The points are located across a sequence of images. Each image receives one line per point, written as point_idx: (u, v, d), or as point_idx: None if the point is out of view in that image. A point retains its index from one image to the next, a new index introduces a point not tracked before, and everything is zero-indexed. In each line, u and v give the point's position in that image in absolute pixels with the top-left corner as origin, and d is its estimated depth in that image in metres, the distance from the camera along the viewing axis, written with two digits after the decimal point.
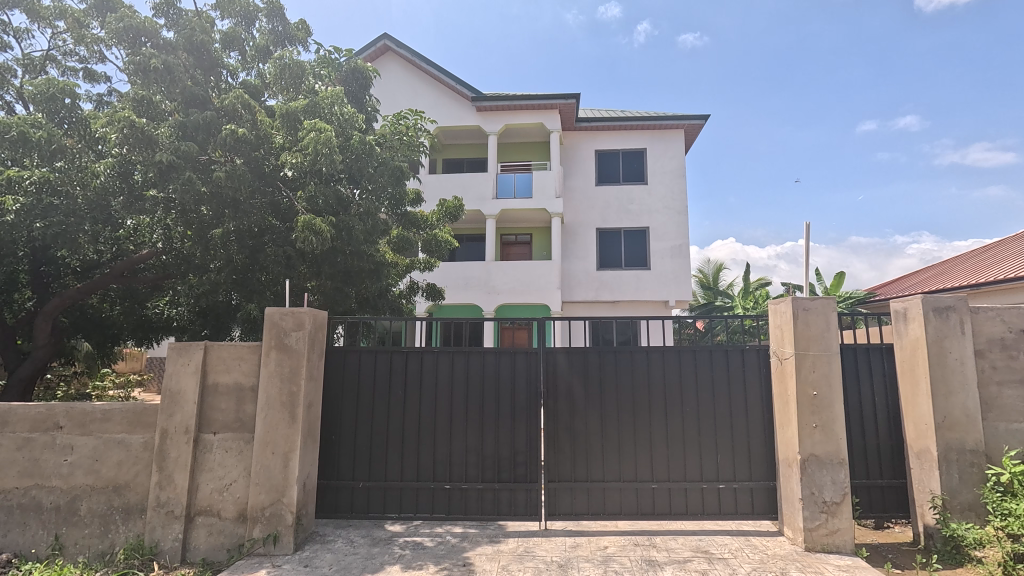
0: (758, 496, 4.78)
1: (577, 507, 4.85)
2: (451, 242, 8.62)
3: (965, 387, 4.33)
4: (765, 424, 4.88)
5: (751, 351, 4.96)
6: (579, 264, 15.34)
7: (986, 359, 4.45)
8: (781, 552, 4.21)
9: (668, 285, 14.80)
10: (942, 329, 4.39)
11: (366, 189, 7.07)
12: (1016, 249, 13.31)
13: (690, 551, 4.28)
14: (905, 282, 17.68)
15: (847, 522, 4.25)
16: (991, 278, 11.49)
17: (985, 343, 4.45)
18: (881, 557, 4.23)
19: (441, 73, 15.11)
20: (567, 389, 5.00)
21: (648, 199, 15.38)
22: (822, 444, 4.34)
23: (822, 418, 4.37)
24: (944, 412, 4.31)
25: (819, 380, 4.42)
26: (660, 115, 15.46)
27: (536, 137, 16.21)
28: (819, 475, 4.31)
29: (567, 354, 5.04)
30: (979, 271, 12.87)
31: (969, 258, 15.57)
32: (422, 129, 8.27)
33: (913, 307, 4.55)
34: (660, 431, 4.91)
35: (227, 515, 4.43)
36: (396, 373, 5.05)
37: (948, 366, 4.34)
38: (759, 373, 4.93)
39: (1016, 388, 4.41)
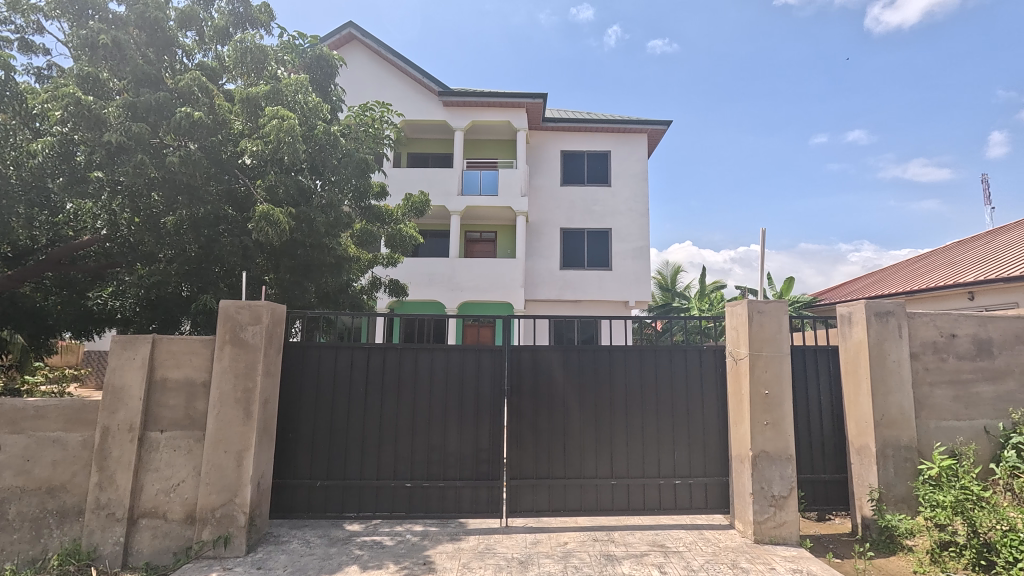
0: (712, 491, 4.96)
1: (538, 504, 4.90)
2: (416, 237, 8.43)
3: (901, 387, 4.63)
4: (720, 421, 5.05)
5: (708, 351, 5.14)
6: (543, 263, 15.43)
7: (922, 361, 4.76)
8: (732, 545, 4.38)
9: (630, 286, 15.14)
10: (882, 333, 4.67)
11: (329, 181, 6.86)
12: (947, 259, 14.30)
13: (647, 545, 4.40)
14: (847, 288, 18.69)
15: (793, 515, 4.47)
16: (925, 285, 12.29)
17: (920, 346, 4.77)
18: (822, 547, 4.46)
19: (408, 66, 14.88)
20: (531, 387, 5.03)
21: (611, 201, 15.67)
22: (772, 441, 4.54)
23: (773, 416, 4.58)
24: (882, 411, 4.59)
25: (770, 379, 4.61)
26: (625, 119, 15.76)
27: (502, 135, 16.20)
28: (769, 470, 4.51)
29: (531, 351, 5.08)
30: (915, 279, 13.74)
31: (906, 267, 16.63)
32: (388, 122, 8.09)
33: (857, 311, 4.81)
34: (621, 428, 5.01)
35: (174, 517, 4.23)
36: (357, 370, 4.94)
37: (887, 367, 4.63)
38: (716, 372, 5.11)
39: (945, 388, 4.75)
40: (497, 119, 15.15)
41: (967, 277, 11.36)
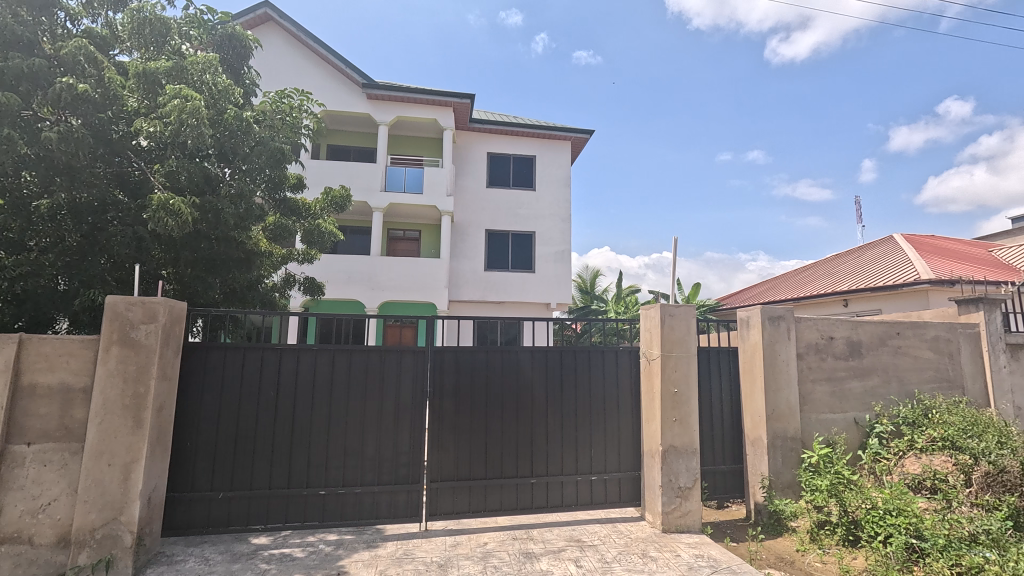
0: (625, 486, 5.22)
1: (458, 506, 4.88)
2: (335, 234, 8.08)
3: (789, 384, 5.15)
4: (634, 418, 5.32)
5: (624, 352, 5.40)
6: (467, 264, 15.38)
7: (806, 361, 5.33)
8: (642, 535, 4.63)
9: (551, 288, 15.53)
10: (774, 335, 5.17)
11: (239, 170, 6.38)
12: (827, 270, 16.10)
13: (564, 541, 4.53)
14: (745, 294, 20.46)
15: (696, 504, 4.81)
16: (809, 292, 13.75)
17: (805, 347, 5.33)
18: (721, 533, 4.84)
19: (331, 54, 14.24)
20: (452, 388, 4.99)
21: (535, 204, 15.97)
22: (680, 436, 4.86)
23: (680, 412, 4.90)
24: (773, 406, 5.08)
25: (679, 378, 4.94)
26: (550, 126, 16.17)
27: (428, 133, 15.97)
28: (676, 463, 4.82)
29: (454, 352, 5.04)
30: (801, 287, 15.32)
31: (793, 276, 18.52)
32: (308, 111, 7.68)
33: (753, 315, 5.28)
34: (541, 427, 5.12)
35: (43, 542, 3.73)
36: (267, 373, 4.64)
37: (778, 366, 5.13)
38: (630, 372, 5.38)
39: (824, 385, 5.35)
40: (423, 117, 14.90)
41: (842, 286, 12.86)
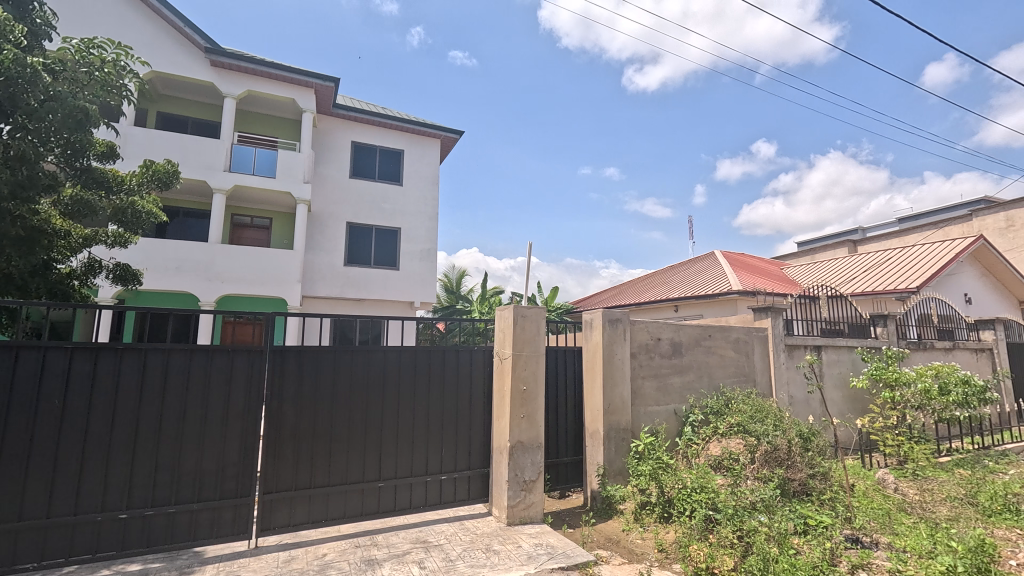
0: (474, 483, 5.33)
1: (296, 517, 4.54)
2: (158, 215, 6.96)
3: (623, 380, 5.70)
4: (485, 416, 5.45)
5: (478, 352, 5.49)
6: (325, 257, 14.41)
7: (637, 359, 5.96)
8: (488, 530, 4.75)
9: (415, 287, 15.28)
10: (612, 336, 5.69)
11: (22, 127, 5.17)
12: (663, 279, 18.21)
13: (409, 543, 4.45)
14: (596, 298, 22.25)
15: (539, 496, 5.08)
16: (648, 298, 15.45)
17: (637, 347, 5.96)
18: (560, 521, 5.18)
19: (164, 8, 12.34)
20: (294, 390, 4.61)
21: (401, 200, 15.58)
22: (527, 432, 5.08)
23: (528, 409, 5.13)
24: (609, 400, 5.57)
25: (528, 376, 5.17)
26: (420, 121, 15.92)
27: (285, 113, 14.67)
28: (522, 458, 5.03)
29: (298, 352, 4.66)
30: (642, 293, 17.12)
31: (637, 283, 20.63)
32: (130, 71, 6.38)
33: (596, 317, 5.75)
34: (391, 429, 4.98)
35: None
36: (51, 377, 3.82)
37: (614, 364, 5.65)
38: (483, 371, 5.50)
39: (652, 380, 6.03)
40: (279, 94, 13.64)
41: (674, 294, 14.66)
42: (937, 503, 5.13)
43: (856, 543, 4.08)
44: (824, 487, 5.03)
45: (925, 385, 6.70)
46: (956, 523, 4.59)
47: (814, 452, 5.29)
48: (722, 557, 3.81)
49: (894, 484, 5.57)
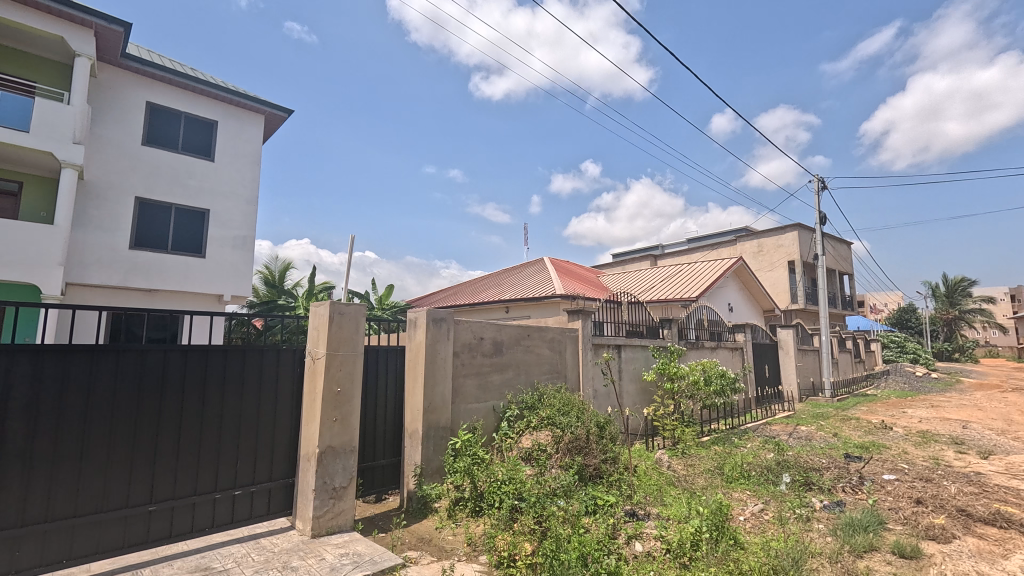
0: (275, 495, 4.86)
1: (21, 562, 3.56)
2: None
3: (445, 379, 5.72)
4: (291, 422, 5.00)
5: (287, 352, 5.02)
6: (102, 237, 11.80)
7: (459, 358, 6.06)
8: (288, 546, 4.34)
9: (225, 278, 13.48)
10: (436, 335, 5.68)
11: None
12: (496, 281, 18.99)
13: (186, 573, 3.82)
14: (432, 297, 22.24)
15: (350, 502, 4.81)
16: (481, 300, 15.95)
17: (459, 346, 6.07)
18: (371, 526, 4.98)
19: None
20: (27, 400, 3.63)
21: (211, 178, 13.56)
22: (338, 436, 4.78)
23: (341, 412, 4.83)
24: (429, 399, 5.54)
25: (343, 377, 4.87)
26: (240, 92, 14.07)
27: (48, 53, 11.68)
28: (332, 464, 4.71)
29: (35, 352, 3.67)
30: (476, 294, 17.62)
31: (471, 284, 21.17)
32: None
33: (420, 316, 5.68)
34: (170, 442, 4.24)
35: None
36: None
37: (437, 363, 5.64)
38: (292, 373, 5.05)
39: (473, 378, 6.19)
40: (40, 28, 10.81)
41: (505, 296, 15.36)
42: (695, 475, 6.20)
43: (632, 517, 4.71)
44: (613, 469, 5.71)
45: (693, 377, 8.07)
46: (706, 491, 5.61)
47: (607, 439, 5.96)
48: (523, 544, 4.04)
49: (667, 462, 6.59)
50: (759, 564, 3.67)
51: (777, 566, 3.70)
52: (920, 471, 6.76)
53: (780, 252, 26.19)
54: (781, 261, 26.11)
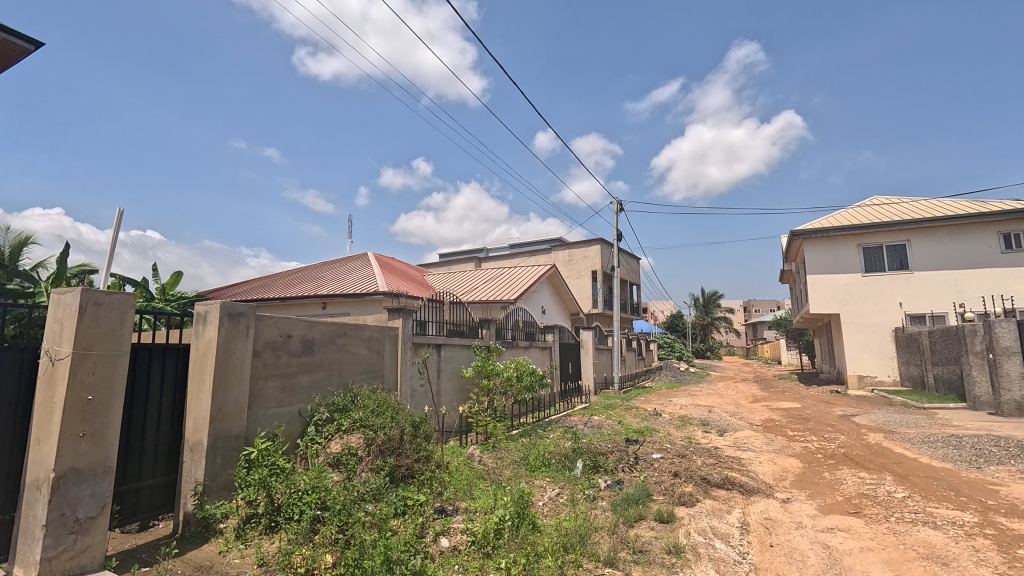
0: None
1: None
2: None
3: (240, 382, 5.05)
4: (14, 442, 3.95)
5: (8, 353, 3.92)
6: None
7: (260, 358, 5.42)
8: None
9: None
10: (231, 332, 4.97)
11: None
12: (311, 273, 17.56)
13: None
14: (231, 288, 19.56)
15: (100, 535, 3.89)
16: (294, 294, 14.60)
17: (261, 345, 5.44)
18: (130, 561, 4.08)
19: None
20: None
21: None
22: (87, 455, 3.83)
23: (93, 425, 3.88)
24: (219, 405, 4.81)
25: (97, 383, 3.93)
26: None
27: None
28: (76, 490, 3.75)
29: None
30: (287, 286, 16.03)
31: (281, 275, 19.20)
32: None
33: (212, 311, 4.91)
34: None
35: None
36: None
37: (231, 363, 4.95)
38: (18, 379, 3.97)
39: (276, 380, 5.59)
40: None
41: (322, 291, 14.29)
42: (503, 466, 6.57)
43: (441, 514, 4.78)
44: (425, 467, 5.71)
45: (507, 374, 8.55)
46: (512, 481, 5.98)
47: (421, 438, 5.92)
48: (323, 556, 3.76)
49: (478, 457, 6.84)
50: (552, 543, 4.02)
51: (566, 544, 4.11)
52: (678, 449, 8.26)
53: (586, 263, 29.51)
54: (587, 270, 29.44)
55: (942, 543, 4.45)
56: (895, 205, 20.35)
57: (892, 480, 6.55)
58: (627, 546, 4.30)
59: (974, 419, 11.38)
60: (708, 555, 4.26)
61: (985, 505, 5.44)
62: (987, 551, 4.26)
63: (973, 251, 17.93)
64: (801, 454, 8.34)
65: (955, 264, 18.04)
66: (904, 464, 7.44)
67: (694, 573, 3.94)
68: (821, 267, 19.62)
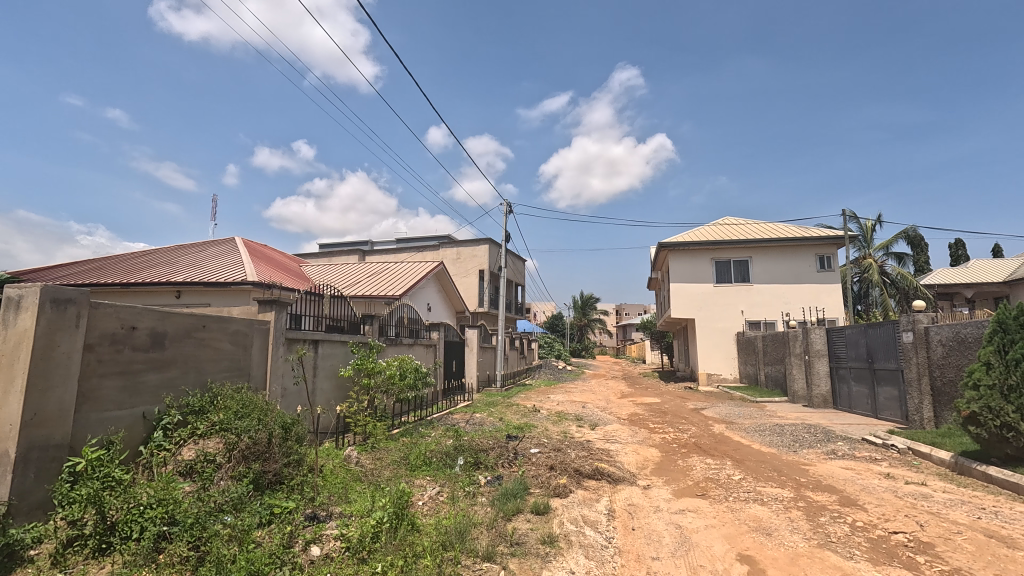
0: None
1: None
2: None
3: (65, 381, 4.26)
4: None
5: None
6: None
7: (94, 353, 4.64)
8: None
9: None
10: (56, 321, 4.19)
11: None
12: (164, 257, 15.41)
13: None
14: None
15: None
16: (140, 279, 12.70)
17: (97, 337, 4.66)
18: None
19: None
20: None
21: None
22: None
23: None
24: (35, 409, 4.01)
25: None
26: None
27: None
28: None
29: None
30: (133, 269, 13.90)
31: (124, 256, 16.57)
32: None
33: (29, 296, 4.09)
34: None
35: None
36: None
37: (53, 360, 4.16)
38: None
39: (115, 379, 4.82)
40: None
41: (177, 277, 12.61)
42: (382, 467, 6.35)
43: (313, 521, 4.48)
44: (295, 472, 5.31)
45: (389, 372, 8.33)
46: (390, 482, 5.82)
47: (292, 440, 5.49)
48: None
49: (355, 458, 6.53)
50: (431, 543, 3.99)
51: (445, 542, 4.11)
52: (554, 443, 8.67)
53: (473, 261, 29.74)
54: (474, 268, 29.70)
55: (767, 517, 5.22)
56: (742, 226, 23.42)
57: (731, 464, 7.55)
58: (505, 540, 4.41)
59: (792, 410, 13.54)
60: (579, 542, 4.54)
61: (798, 482, 6.49)
62: (800, 520, 5.09)
63: (797, 268, 21.30)
64: (660, 445, 9.25)
65: (783, 279, 21.28)
66: (740, 450, 8.61)
67: (566, 560, 4.17)
68: (682, 276, 21.91)
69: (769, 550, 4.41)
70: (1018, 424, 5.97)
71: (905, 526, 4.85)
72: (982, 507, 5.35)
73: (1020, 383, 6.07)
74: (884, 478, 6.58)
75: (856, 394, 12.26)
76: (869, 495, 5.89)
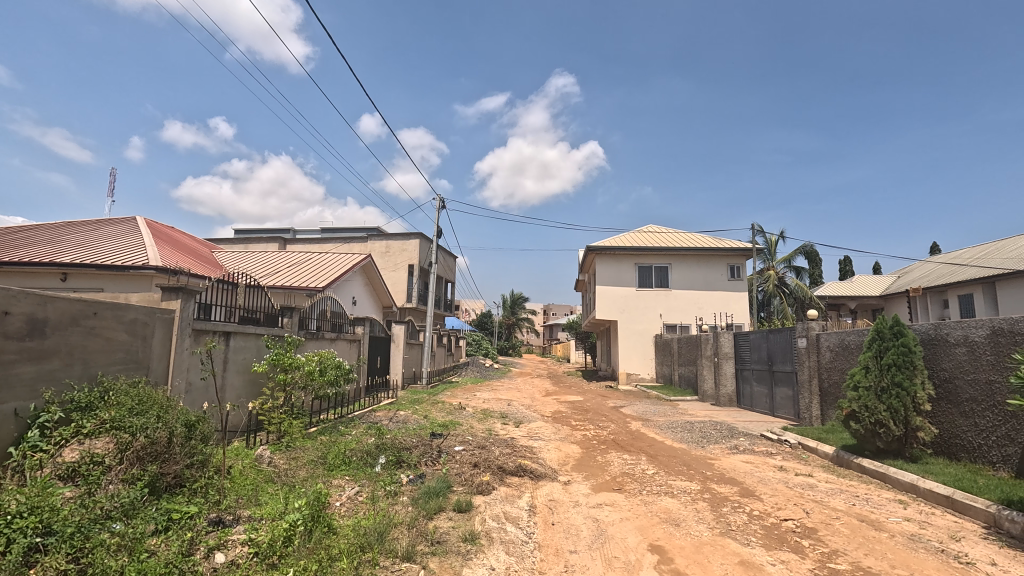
0: None
1: None
2: None
3: None
4: None
5: None
6: None
7: None
8: None
9: None
10: None
11: None
12: (47, 235, 13.69)
13: None
14: None
15: None
16: (15, 258, 11.19)
17: None
18: None
19: None
20: None
21: None
22: None
23: None
24: None
25: None
26: None
27: None
28: None
29: None
30: (7, 247, 12.22)
31: None
32: None
33: None
34: None
35: None
36: None
37: None
38: None
39: None
40: None
41: (63, 257, 11.25)
42: (297, 468, 6.04)
43: (217, 526, 4.17)
44: (199, 475, 4.92)
45: (308, 368, 7.94)
46: (306, 482, 5.56)
47: (196, 440, 5.08)
48: None
49: (268, 458, 6.17)
50: (348, 544, 3.85)
51: (363, 543, 3.99)
52: (479, 441, 8.69)
53: (403, 255, 29.13)
54: (404, 263, 29.09)
55: (676, 509, 5.54)
56: (663, 234, 24.75)
57: (645, 459, 7.95)
58: (425, 539, 4.35)
59: (701, 408, 14.49)
60: (500, 538, 4.57)
61: (704, 476, 6.96)
62: (705, 511, 5.47)
63: (711, 276, 22.80)
64: (580, 441, 9.56)
65: (698, 286, 22.74)
66: (654, 446, 9.08)
67: (487, 556, 4.19)
68: (607, 279, 22.78)
69: (676, 539, 4.70)
70: (888, 421, 6.80)
71: (794, 513, 5.36)
72: (856, 495, 6.03)
73: (890, 386, 6.91)
74: (778, 471, 7.22)
75: (757, 393, 13.35)
76: (764, 486, 6.44)
